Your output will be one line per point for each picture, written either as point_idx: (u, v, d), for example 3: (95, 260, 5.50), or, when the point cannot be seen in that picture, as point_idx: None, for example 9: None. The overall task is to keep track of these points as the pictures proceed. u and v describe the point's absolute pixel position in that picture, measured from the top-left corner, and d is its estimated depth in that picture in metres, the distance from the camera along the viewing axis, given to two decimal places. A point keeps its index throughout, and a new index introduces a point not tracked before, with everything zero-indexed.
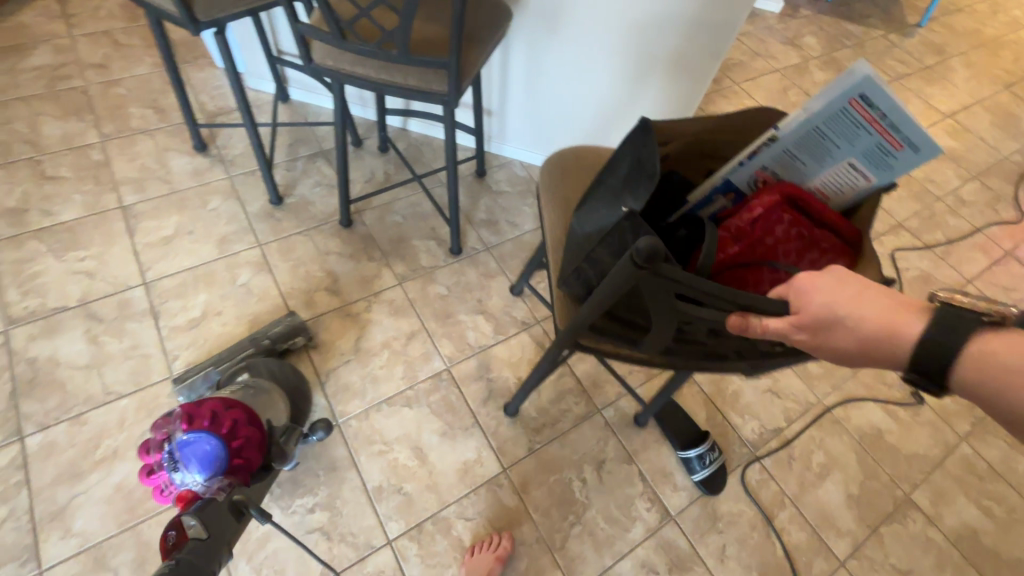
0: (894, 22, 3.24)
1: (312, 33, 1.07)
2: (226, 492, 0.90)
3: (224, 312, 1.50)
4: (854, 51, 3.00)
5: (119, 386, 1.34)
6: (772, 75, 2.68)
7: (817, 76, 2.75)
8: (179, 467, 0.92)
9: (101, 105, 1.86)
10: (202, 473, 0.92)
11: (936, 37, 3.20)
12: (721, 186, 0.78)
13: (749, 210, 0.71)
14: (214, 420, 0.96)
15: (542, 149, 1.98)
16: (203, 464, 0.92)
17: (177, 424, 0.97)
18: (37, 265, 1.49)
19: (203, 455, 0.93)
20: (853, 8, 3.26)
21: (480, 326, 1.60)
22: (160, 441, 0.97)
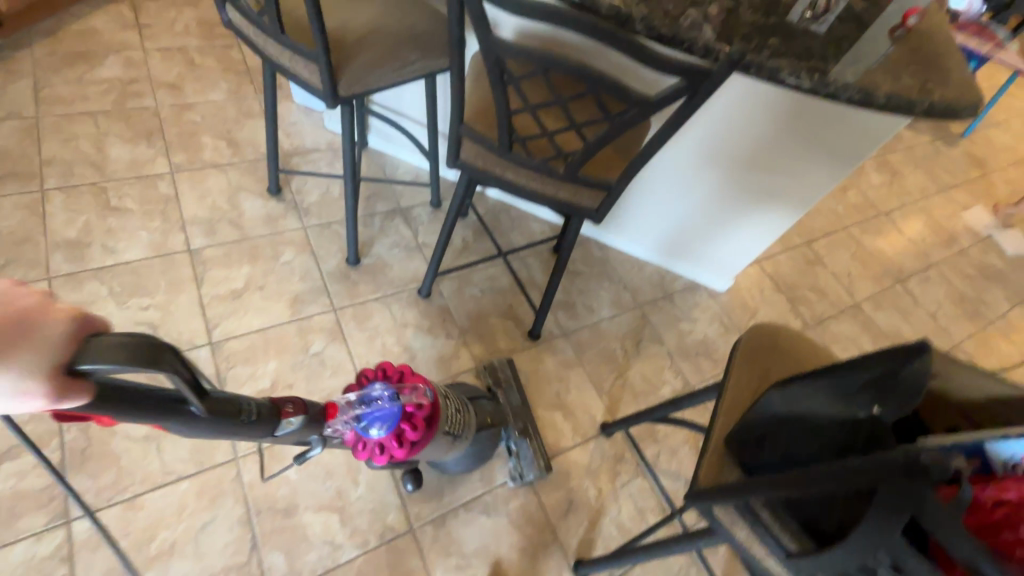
0: (940, 129, 3.33)
1: (473, 137, 1.00)
2: (332, 438, 0.84)
3: (295, 385, 1.39)
4: (906, 154, 3.06)
5: (179, 466, 1.22)
6: None
7: (873, 178, 2.80)
8: (384, 406, 0.87)
9: (172, 131, 1.75)
10: (370, 425, 0.87)
11: (979, 149, 3.29)
12: (967, 448, 0.67)
13: (999, 487, 0.59)
14: (410, 430, 0.90)
15: (625, 234, 1.94)
16: (380, 424, 0.87)
17: (414, 394, 0.93)
18: (96, 311, 1.36)
19: (386, 423, 0.87)
20: None
21: (558, 424, 1.52)
22: (410, 382, 0.94)
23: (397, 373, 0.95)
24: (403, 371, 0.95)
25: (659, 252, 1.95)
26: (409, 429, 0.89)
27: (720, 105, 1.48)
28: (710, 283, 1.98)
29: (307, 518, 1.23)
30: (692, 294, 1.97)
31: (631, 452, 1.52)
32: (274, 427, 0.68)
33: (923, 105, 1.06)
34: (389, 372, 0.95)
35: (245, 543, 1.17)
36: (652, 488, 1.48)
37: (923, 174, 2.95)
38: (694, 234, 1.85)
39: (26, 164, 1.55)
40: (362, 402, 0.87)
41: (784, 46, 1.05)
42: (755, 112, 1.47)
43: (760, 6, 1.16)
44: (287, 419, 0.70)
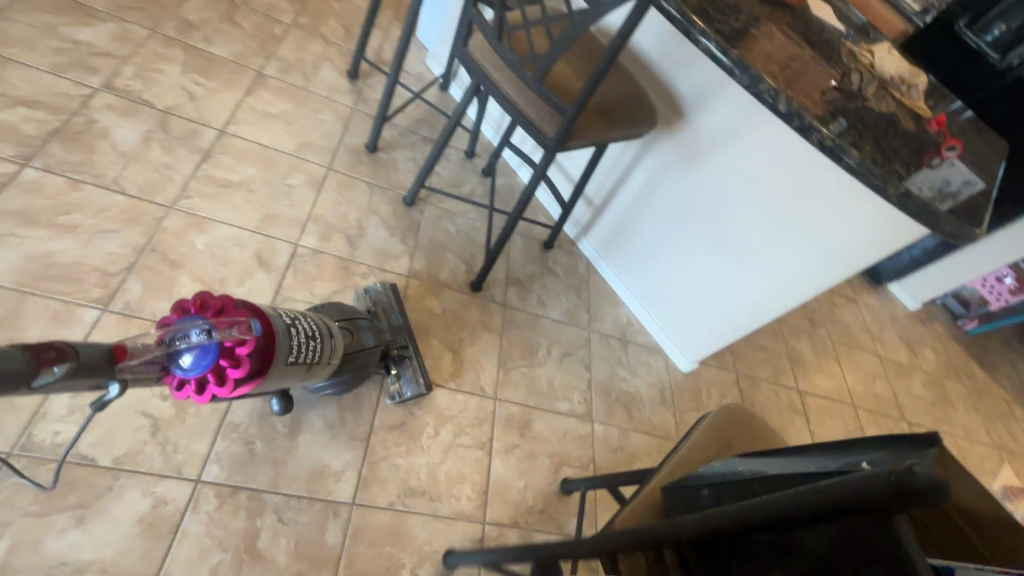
0: None
1: (478, 22, 1.12)
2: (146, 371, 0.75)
3: (254, 193, 1.53)
4: (970, 392, 2.70)
5: (127, 184, 1.38)
6: (869, 357, 2.49)
7: (916, 387, 2.51)
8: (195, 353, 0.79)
9: (312, 4, 2.11)
10: (187, 362, 0.79)
11: None
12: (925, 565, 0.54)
13: None
14: (231, 363, 0.82)
15: (611, 261, 1.93)
16: (197, 362, 0.80)
17: (230, 330, 0.83)
18: (164, 66, 1.64)
19: (199, 360, 0.80)
20: (989, 354, 2.98)
21: (442, 362, 1.49)
22: (228, 318, 0.84)
23: (210, 307, 0.84)
24: (224, 305, 0.85)
25: (640, 301, 1.90)
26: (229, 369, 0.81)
27: (738, 161, 1.48)
28: (674, 358, 1.88)
29: (182, 279, 1.31)
30: (648, 354, 1.86)
31: (490, 426, 1.44)
32: (29, 379, 0.53)
33: (895, 190, 1.02)
34: (208, 304, 0.84)
35: (123, 262, 1.27)
36: (487, 467, 1.38)
37: (977, 418, 2.58)
38: (677, 295, 1.79)
39: None
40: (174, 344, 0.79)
41: (784, 78, 1.08)
42: (769, 178, 1.44)
43: (794, 57, 1.19)
44: (49, 367, 0.56)
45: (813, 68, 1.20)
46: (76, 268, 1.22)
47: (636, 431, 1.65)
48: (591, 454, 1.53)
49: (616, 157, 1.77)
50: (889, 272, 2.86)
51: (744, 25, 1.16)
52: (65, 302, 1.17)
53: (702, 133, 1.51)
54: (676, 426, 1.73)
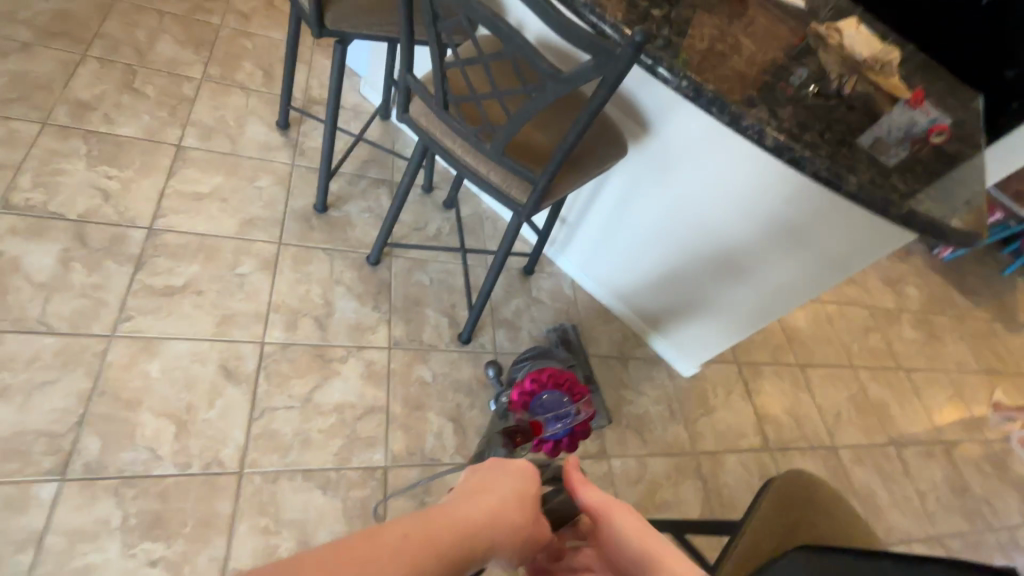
0: (1003, 310, 2.96)
1: (416, 90, 0.98)
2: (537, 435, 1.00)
3: (204, 294, 1.37)
4: (954, 321, 2.75)
5: (55, 321, 1.22)
6: (858, 309, 2.50)
7: (906, 331, 2.54)
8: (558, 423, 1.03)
9: (221, 48, 1.88)
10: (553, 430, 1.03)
11: None
12: None
13: None
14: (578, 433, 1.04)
15: (596, 277, 1.83)
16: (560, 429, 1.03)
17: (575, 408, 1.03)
18: (66, 165, 1.43)
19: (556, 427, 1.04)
20: (966, 277, 3.03)
21: (445, 436, 1.40)
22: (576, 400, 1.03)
23: (565, 382, 1.03)
24: (573, 382, 1.04)
25: (633, 315, 1.82)
26: (587, 438, 1.05)
27: (716, 170, 1.39)
28: (677, 365, 1.81)
29: (143, 418, 1.17)
30: (650, 367, 1.80)
31: None
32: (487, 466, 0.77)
33: (899, 212, 0.93)
34: (561, 379, 1.04)
35: (72, 416, 1.13)
36: None
37: (964, 347, 2.63)
38: (670, 306, 1.72)
39: (83, 32, 1.71)
40: (555, 414, 1.02)
41: (767, 101, 0.97)
42: (751, 184, 1.36)
43: (767, 66, 1.08)
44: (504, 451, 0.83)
45: (787, 73, 1.10)
46: (18, 438, 1.07)
47: (653, 455, 1.61)
48: (613, 494, 1.49)
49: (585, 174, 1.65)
50: None
51: (709, 42, 1.04)
52: (14, 483, 1.03)
53: (674, 144, 1.41)
54: (690, 438, 1.69)
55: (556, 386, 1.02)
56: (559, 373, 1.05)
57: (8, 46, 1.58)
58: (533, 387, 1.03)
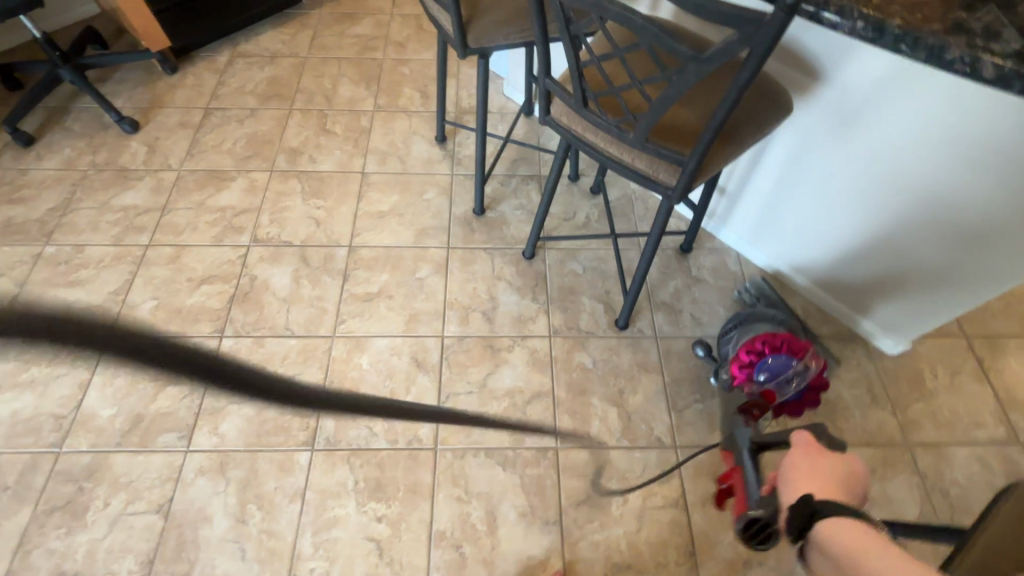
0: None
1: (555, 92, 1.01)
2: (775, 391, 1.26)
3: (394, 297, 1.62)
4: None
5: (295, 326, 1.56)
6: None
7: None
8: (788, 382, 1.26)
9: (386, 80, 2.15)
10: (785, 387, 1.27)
11: None
12: None
13: None
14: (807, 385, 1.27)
15: (766, 248, 1.67)
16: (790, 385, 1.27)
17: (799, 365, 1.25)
18: (289, 201, 1.80)
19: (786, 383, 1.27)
20: None
21: (610, 420, 1.44)
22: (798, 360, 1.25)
23: (785, 347, 1.25)
24: (793, 347, 1.25)
25: (814, 286, 1.63)
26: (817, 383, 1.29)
27: (918, 114, 1.15)
28: (878, 340, 1.57)
29: (361, 402, 1.44)
30: (839, 345, 1.58)
31: (678, 479, 1.36)
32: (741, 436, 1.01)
33: None
34: (780, 345, 1.25)
35: (313, 401, 1.44)
36: (687, 524, 1.31)
37: None
38: (863, 274, 1.49)
39: (289, 90, 2.11)
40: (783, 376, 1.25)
41: (987, 20, 0.77)
42: (968, 123, 1.10)
43: None
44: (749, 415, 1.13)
45: None
46: (283, 417, 1.41)
47: (849, 444, 1.43)
48: None
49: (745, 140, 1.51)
50: None
51: None
52: (283, 451, 1.37)
53: (854, 90, 1.21)
54: (899, 427, 1.46)
55: (778, 352, 1.24)
56: (776, 338, 1.26)
57: (244, 113, 2.03)
58: (754, 357, 1.27)
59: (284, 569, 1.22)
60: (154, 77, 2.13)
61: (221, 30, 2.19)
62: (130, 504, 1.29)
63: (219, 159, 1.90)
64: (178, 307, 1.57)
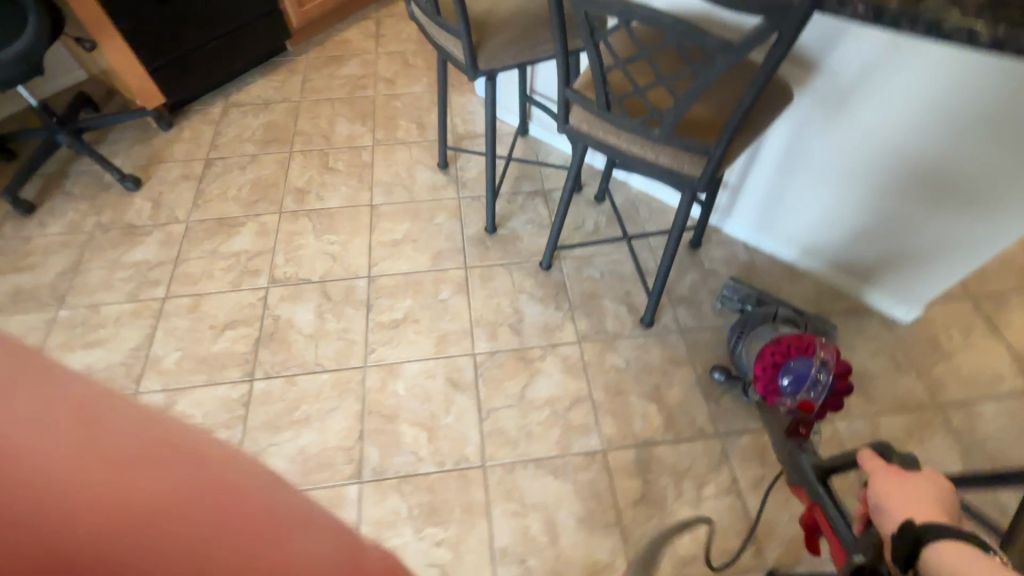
0: None
1: (577, 99, 1.06)
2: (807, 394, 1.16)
3: (420, 321, 1.63)
4: None
5: (325, 361, 1.55)
6: None
7: None
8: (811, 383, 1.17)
9: (381, 115, 2.21)
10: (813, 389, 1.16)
11: None
12: None
13: None
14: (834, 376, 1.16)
15: (773, 235, 1.73)
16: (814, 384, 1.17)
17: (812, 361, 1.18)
18: (302, 240, 1.82)
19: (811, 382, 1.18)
20: None
21: (651, 416, 1.45)
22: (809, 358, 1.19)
23: (789, 347, 1.20)
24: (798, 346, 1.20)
25: (824, 266, 1.68)
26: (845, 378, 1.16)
27: (906, 88, 1.23)
28: (892, 311, 1.62)
29: (403, 428, 1.43)
30: (855, 318, 1.64)
31: (728, 466, 1.37)
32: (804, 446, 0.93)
33: None
34: (785, 348, 1.21)
35: (354, 432, 1.43)
36: (744, 509, 1.32)
37: None
38: (872, 248, 1.55)
39: (287, 134, 2.14)
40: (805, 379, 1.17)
41: None
42: (956, 93, 1.18)
43: None
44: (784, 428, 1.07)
45: None
46: (326, 453, 1.39)
47: (884, 412, 1.46)
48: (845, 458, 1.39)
49: None
50: None
51: None
52: (331, 486, 1.34)
53: (845, 76, 1.28)
54: (927, 390, 1.50)
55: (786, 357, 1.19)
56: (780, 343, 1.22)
57: (245, 160, 2.05)
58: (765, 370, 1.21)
59: None
60: (150, 134, 2.14)
61: (212, 82, 2.23)
62: None
63: (225, 207, 1.91)
64: (204, 356, 1.56)
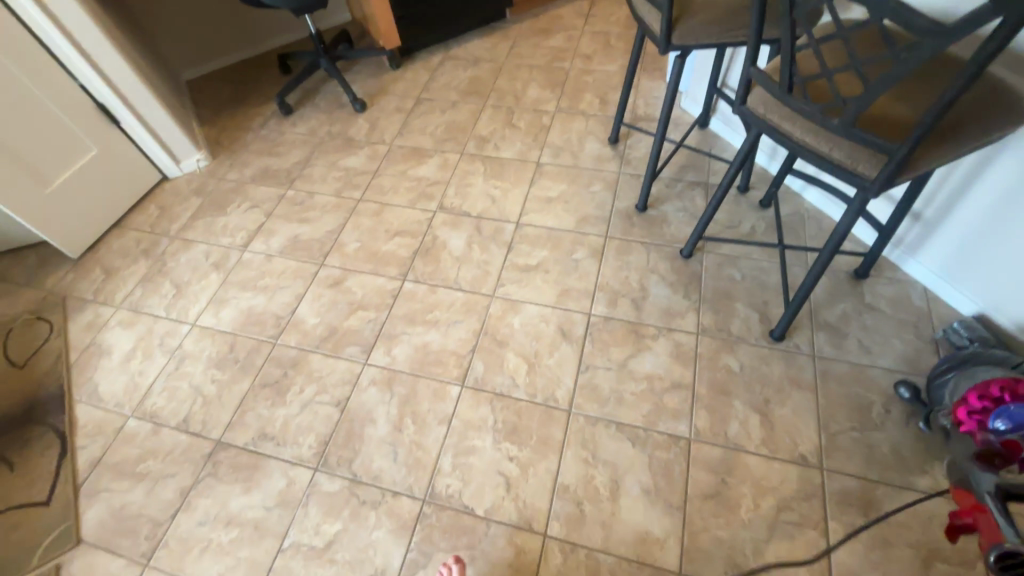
0: None
1: (759, 78, 1.06)
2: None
3: (551, 272, 1.76)
4: None
5: (463, 282, 1.77)
6: None
7: None
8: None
9: (570, 86, 2.35)
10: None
11: None
12: None
13: None
14: None
15: (964, 285, 1.49)
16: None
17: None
18: (472, 179, 2.06)
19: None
20: None
21: (750, 425, 1.40)
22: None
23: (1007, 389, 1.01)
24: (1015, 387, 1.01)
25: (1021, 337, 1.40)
26: None
27: None
28: None
29: (509, 356, 1.59)
30: None
31: (821, 502, 1.27)
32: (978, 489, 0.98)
33: None
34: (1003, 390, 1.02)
35: (469, 345, 1.62)
36: (825, 551, 1.22)
37: None
38: None
39: (485, 89, 2.41)
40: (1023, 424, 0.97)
41: None
42: None
43: None
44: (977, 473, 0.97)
45: None
46: (442, 354, 1.61)
47: None
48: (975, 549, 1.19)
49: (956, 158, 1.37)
50: None
51: None
52: (439, 381, 1.56)
53: None
54: None
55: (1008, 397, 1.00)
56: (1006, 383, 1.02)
57: (446, 104, 2.37)
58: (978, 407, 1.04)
59: (425, 479, 1.39)
60: (382, 71, 2.58)
61: (439, 36, 2.58)
62: (318, 394, 1.57)
63: (421, 139, 2.24)
64: (375, 251, 1.88)
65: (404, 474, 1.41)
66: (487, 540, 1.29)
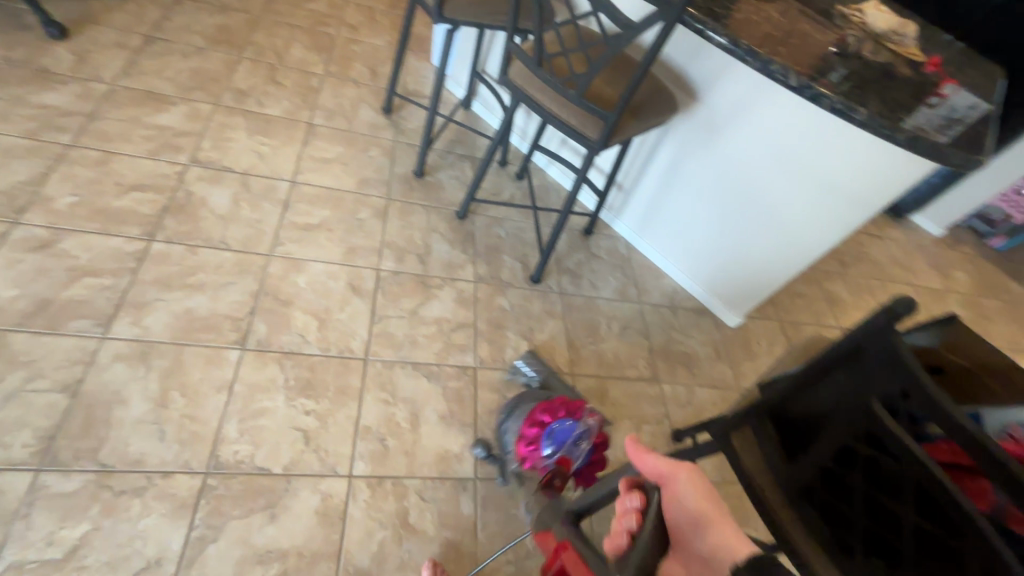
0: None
1: (517, 52, 1.30)
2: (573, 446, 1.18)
3: (334, 231, 1.74)
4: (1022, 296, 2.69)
5: (232, 242, 1.60)
6: (919, 288, 2.51)
7: (966, 303, 2.53)
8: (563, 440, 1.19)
9: (339, 53, 2.32)
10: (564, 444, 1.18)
11: None
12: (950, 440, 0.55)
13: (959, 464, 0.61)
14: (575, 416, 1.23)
15: (648, 238, 2.08)
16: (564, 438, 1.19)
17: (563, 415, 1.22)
18: (232, 134, 1.86)
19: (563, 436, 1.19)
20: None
21: (521, 350, 1.68)
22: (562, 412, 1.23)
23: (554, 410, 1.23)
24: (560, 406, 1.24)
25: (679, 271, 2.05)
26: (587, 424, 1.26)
27: (754, 129, 1.62)
28: (719, 315, 2.01)
29: (295, 313, 1.52)
30: (697, 316, 2.02)
31: None
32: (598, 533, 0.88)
33: (903, 135, 1.17)
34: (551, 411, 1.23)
35: (247, 307, 1.49)
36: None
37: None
38: (713, 260, 1.93)
39: (239, 40, 2.17)
40: (568, 442, 1.18)
41: (788, 54, 1.25)
42: (780, 140, 1.58)
43: (788, 31, 1.37)
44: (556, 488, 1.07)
45: (811, 38, 1.38)
46: (213, 318, 1.44)
47: (700, 385, 1.82)
48: (664, 410, 1.71)
49: (640, 143, 1.92)
50: (908, 203, 2.82)
51: (745, 14, 1.34)
52: (212, 347, 1.39)
53: (716, 110, 1.66)
54: (734, 377, 1.89)
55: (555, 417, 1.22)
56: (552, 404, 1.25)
57: (189, 49, 2.05)
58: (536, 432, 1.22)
59: (205, 451, 1.24)
60: None
61: None
62: (31, 382, 1.22)
63: (158, 83, 1.90)
64: (103, 207, 1.54)
65: (175, 451, 1.23)
66: (289, 495, 1.24)
